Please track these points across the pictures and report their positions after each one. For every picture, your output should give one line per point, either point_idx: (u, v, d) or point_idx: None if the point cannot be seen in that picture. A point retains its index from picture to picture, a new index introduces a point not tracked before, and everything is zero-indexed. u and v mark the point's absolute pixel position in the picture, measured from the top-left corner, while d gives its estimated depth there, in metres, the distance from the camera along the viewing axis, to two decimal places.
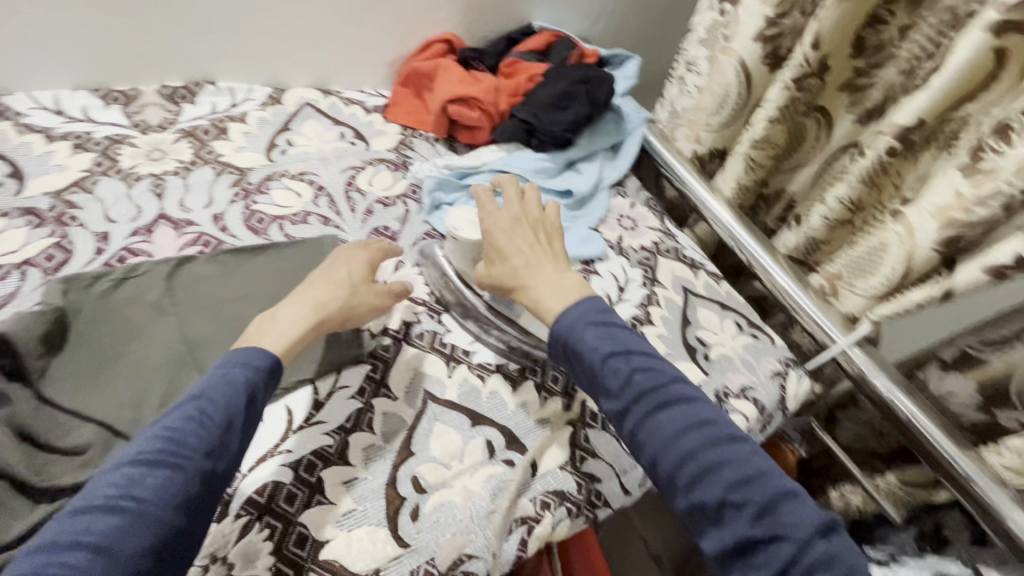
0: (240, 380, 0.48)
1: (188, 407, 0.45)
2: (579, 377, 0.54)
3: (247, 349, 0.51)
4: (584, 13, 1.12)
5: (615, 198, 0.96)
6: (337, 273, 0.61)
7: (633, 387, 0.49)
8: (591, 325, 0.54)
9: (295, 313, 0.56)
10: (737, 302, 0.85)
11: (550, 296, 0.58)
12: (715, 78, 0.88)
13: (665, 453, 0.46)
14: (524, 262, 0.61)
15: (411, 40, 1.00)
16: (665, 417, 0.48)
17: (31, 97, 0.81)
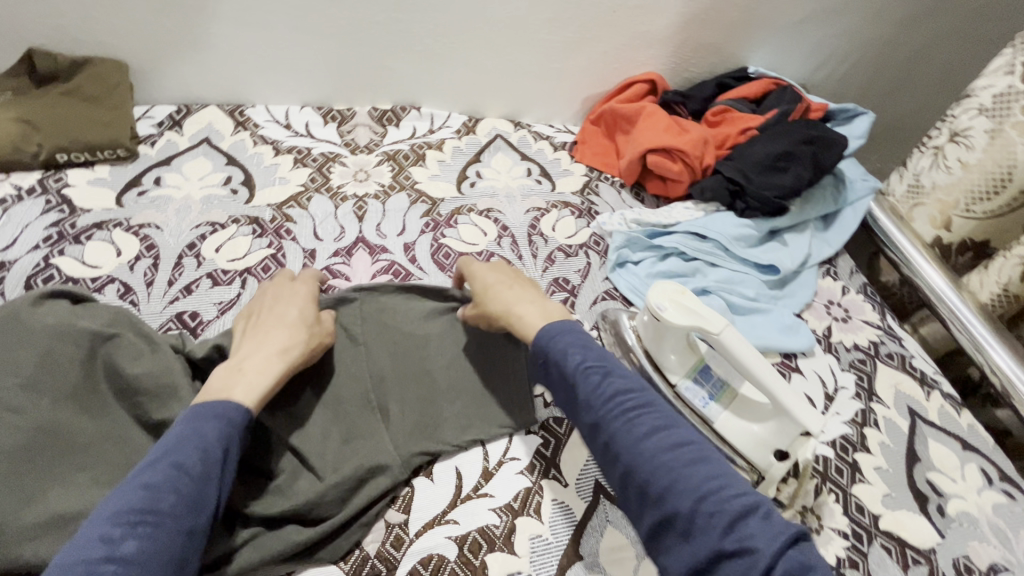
0: (216, 437, 0.43)
1: (165, 461, 0.41)
2: (554, 392, 0.51)
3: (211, 404, 0.45)
4: (810, 57, 0.98)
5: (824, 278, 0.83)
6: (285, 313, 0.56)
7: (605, 395, 0.46)
8: (569, 335, 0.52)
9: (261, 354, 0.51)
10: (983, 441, 0.68)
11: (532, 316, 0.55)
12: (995, 154, 0.72)
13: (637, 463, 0.43)
14: (507, 287, 0.59)
15: (614, 77, 0.95)
16: (637, 427, 0.44)
17: (268, 111, 0.89)
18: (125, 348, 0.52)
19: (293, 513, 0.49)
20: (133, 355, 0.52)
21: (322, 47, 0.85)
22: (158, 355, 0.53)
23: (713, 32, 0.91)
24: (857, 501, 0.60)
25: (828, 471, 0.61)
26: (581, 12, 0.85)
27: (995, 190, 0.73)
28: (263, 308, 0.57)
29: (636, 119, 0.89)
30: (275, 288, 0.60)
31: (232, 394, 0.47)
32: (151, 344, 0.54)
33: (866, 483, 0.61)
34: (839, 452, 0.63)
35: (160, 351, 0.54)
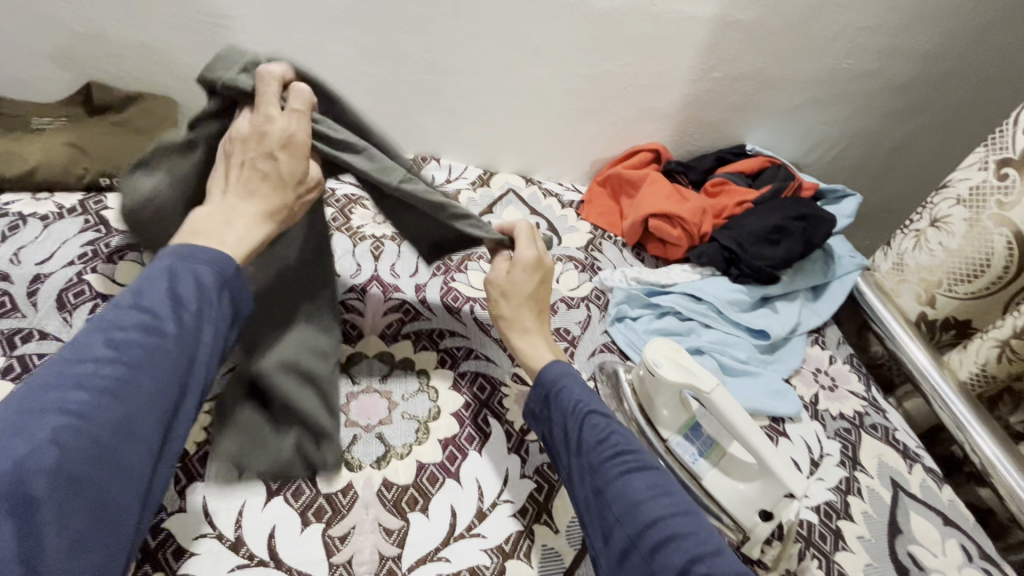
0: (210, 279, 0.46)
1: (161, 290, 0.44)
2: (554, 434, 0.57)
3: (203, 251, 0.47)
4: (802, 139, 1.06)
5: (813, 347, 0.86)
6: (273, 163, 0.52)
7: (609, 443, 0.53)
8: (577, 383, 0.59)
9: (249, 216, 0.51)
10: (964, 517, 0.69)
11: (542, 347, 0.64)
12: (973, 242, 0.77)
13: (631, 516, 0.48)
14: (535, 310, 0.66)
15: (621, 145, 1.02)
16: (635, 481, 0.50)
17: None
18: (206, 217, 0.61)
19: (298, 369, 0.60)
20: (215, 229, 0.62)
21: (356, 99, 0.92)
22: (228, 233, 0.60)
23: (715, 112, 0.99)
24: (839, 569, 0.61)
25: (813, 536, 0.63)
26: (596, 86, 0.93)
27: (977, 273, 0.77)
28: (246, 141, 0.52)
29: (640, 184, 0.96)
30: (265, 114, 0.53)
31: (221, 243, 0.49)
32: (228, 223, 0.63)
33: (849, 551, 0.63)
34: (823, 517, 0.65)
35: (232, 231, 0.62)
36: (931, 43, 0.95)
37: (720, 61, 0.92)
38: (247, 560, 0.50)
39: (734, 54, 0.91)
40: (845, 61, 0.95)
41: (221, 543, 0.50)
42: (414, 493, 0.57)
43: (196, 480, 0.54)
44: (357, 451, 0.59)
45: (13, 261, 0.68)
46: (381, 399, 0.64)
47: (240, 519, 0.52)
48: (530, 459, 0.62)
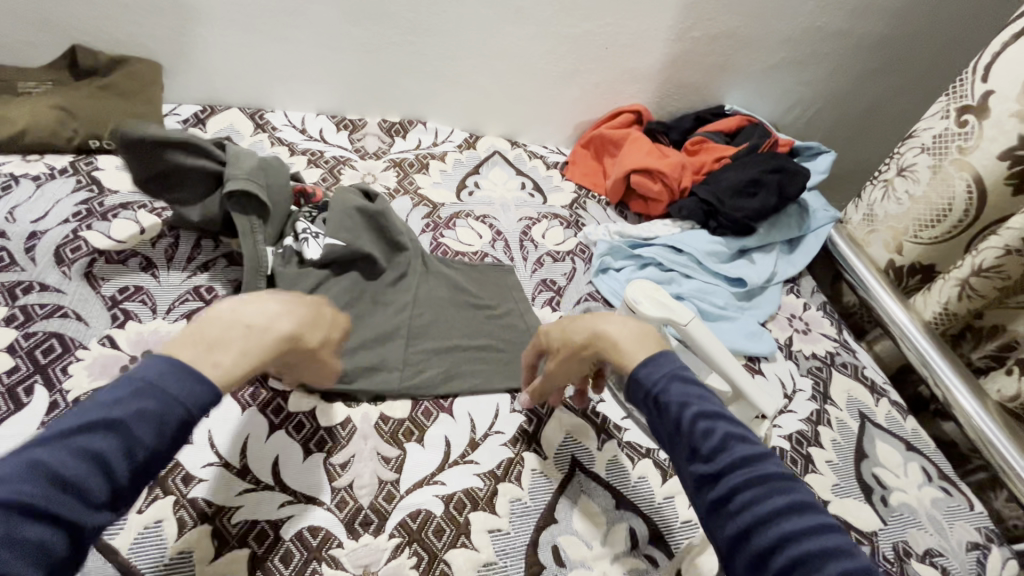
0: (171, 429, 0.36)
1: (94, 441, 0.33)
2: (658, 437, 0.44)
3: (188, 378, 0.37)
4: (779, 99, 1.09)
5: (788, 295, 0.90)
6: (314, 317, 0.51)
7: (727, 453, 0.39)
8: (678, 377, 0.45)
9: (273, 335, 0.45)
10: (926, 444, 0.74)
11: (621, 336, 0.50)
12: (937, 188, 0.79)
13: (770, 544, 0.35)
14: (587, 311, 0.55)
15: (603, 107, 1.05)
16: (766, 495, 0.37)
17: (286, 116, 0.98)
18: (242, 219, 0.65)
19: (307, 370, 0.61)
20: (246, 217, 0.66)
21: (341, 61, 0.93)
22: (267, 246, 0.67)
23: (694, 72, 1.02)
24: (809, 488, 0.65)
25: (784, 460, 0.67)
26: (576, 47, 0.95)
27: (939, 218, 0.80)
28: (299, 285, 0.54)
29: (622, 143, 0.98)
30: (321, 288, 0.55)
31: (215, 365, 0.40)
32: (274, 206, 0.69)
33: (818, 473, 0.67)
34: (795, 444, 0.69)
35: (283, 204, 0.70)
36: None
37: (697, 20, 0.94)
38: (253, 485, 0.53)
39: (711, 12, 0.93)
40: (819, 19, 0.97)
41: (229, 471, 0.53)
42: (410, 426, 0.60)
43: None
44: None
45: (6, 219, 0.69)
46: None
47: (245, 449, 0.55)
48: (518, 395, 0.65)
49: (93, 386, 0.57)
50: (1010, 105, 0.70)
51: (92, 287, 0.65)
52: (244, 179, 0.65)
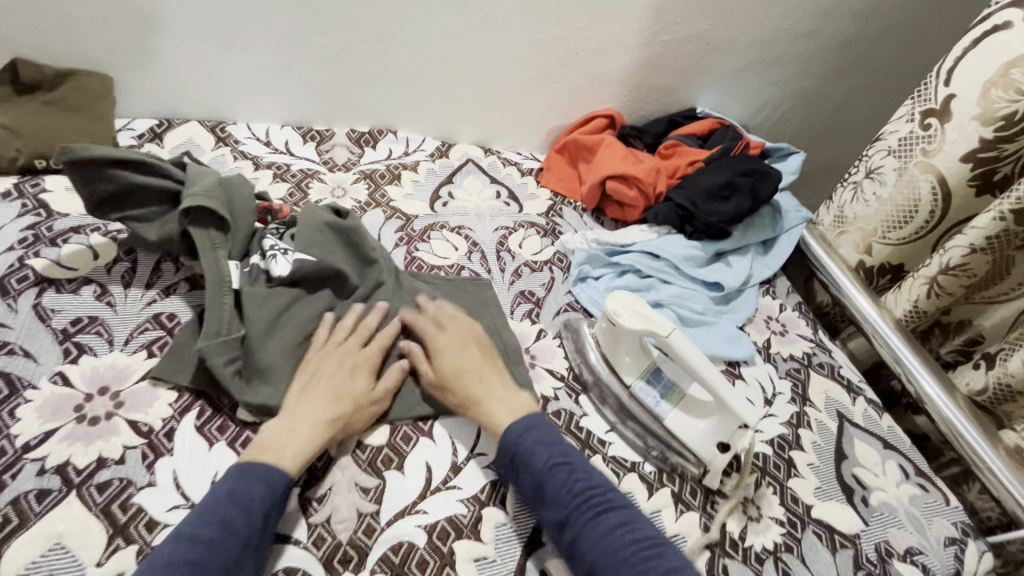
0: (260, 502, 0.48)
1: (211, 521, 0.46)
2: (521, 488, 0.55)
3: (259, 474, 0.50)
4: (749, 100, 1.10)
5: (764, 296, 0.91)
6: (342, 379, 0.58)
7: (573, 496, 0.53)
8: (532, 435, 0.57)
9: (313, 421, 0.54)
10: (902, 442, 0.75)
11: (500, 412, 0.59)
12: (903, 189, 0.80)
13: (607, 561, 0.49)
14: (476, 380, 0.61)
15: (576, 113, 1.04)
16: (603, 525, 0.51)
17: (249, 128, 0.94)
18: (201, 235, 0.62)
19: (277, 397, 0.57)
20: (208, 236, 0.63)
21: (305, 71, 0.90)
22: (230, 262, 0.64)
23: (666, 75, 1.02)
24: (792, 493, 0.66)
25: (767, 466, 0.67)
26: (547, 52, 0.94)
27: (906, 219, 0.81)
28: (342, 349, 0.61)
29: (597, 149, 0.98)
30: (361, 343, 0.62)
31: (279, 459, 0.51)
32: (235, 221, 0.66)
33: (800, 477, 0.67)
34: (777, 449, 0.70)
35: (246, 218, 0.67)
36: (865, 2, 0.99)
37: (666, 24, 0.94)
38: None
39: (680, 16, 0.93)
40: (785, 22, 0.98)
41: None
42: (389, 452, 0.58)
43: (164, 455, 0.54)
44: None
45: None
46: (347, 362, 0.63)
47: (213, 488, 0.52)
48: None
49: (45, 429, 0.53)
50: (971, 108, 0.71)
51: (41, 320, 0.61)
52: (200, 195, 0.62)
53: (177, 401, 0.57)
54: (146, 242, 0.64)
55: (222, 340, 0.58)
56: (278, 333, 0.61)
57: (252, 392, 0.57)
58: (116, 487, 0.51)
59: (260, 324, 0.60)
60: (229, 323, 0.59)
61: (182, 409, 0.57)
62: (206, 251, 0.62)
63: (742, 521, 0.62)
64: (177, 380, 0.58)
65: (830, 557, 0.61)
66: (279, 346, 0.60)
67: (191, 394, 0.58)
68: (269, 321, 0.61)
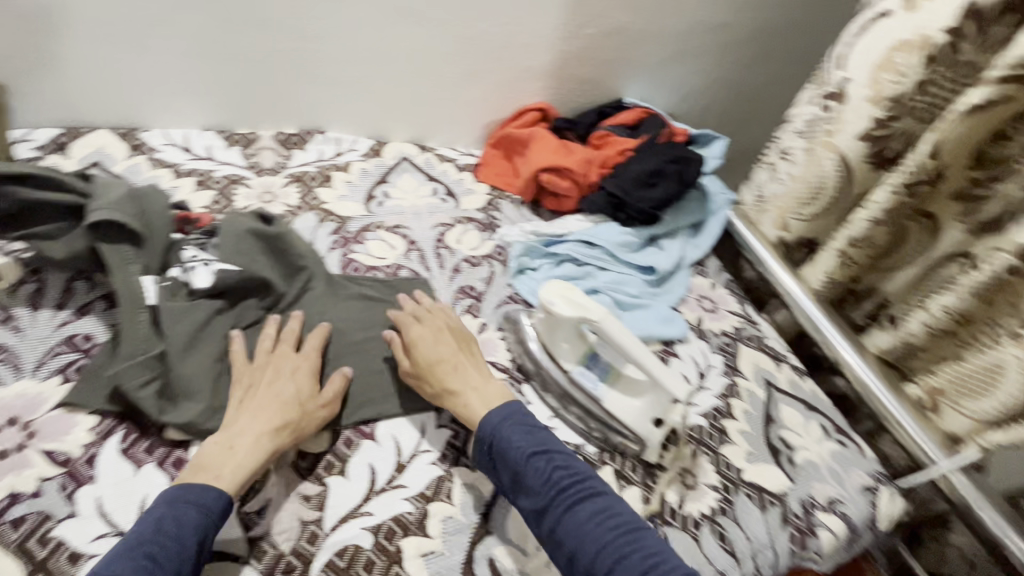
0: (191, 528, 0.46)
1: (137, 555, 0.44)
2: (501, 478, 0.56)
3: (199, 493, 0.49)
4: (674, 89, 1.14)
5: (696, 276, 0.95)
6: (281, 388, 0.57)
7: (552, 484, 0.54)
8: (512, 424, 0.57)
9: (253, 433, 0.53)
10: (823, 403, 0.81)
11: (476, 403, 0.60)
12: (811, 169, 0.86)
13: (585, 549, 0.51)
14: (451, 369, 0.62)
15: (508, 106, 1.05)
16: (582, 513, 0.53)
17: (165, 134, 0.90)
18: (111, 251, 0.60)
19: (205, 412, 0.56)
20: (122, 254, 0.61)
21: (221, 71, 0.87)
22: (146, 276, 0.61)
23: (592, 67, 1.04)
24: (725, 459, 0.70)
25: (702, 437, 0.71)
26: (472, 47, 0.94)
27: (815, 197, 0.87)
28: (287, 359, 0.60)
29: (529, 142, 0.99)
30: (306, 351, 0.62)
31: (217, 477, 0.50)
32: (150, 234, 0.63)
33: (732, 444, 0.72)
34: (711, 420, 0.74)
35: (163, 230, 0.64)
36: None
37: (588, 17, 0.96)
38: None
39: (600, 9, 0.96)
40: (701, 12, 1.03)
41: None
42: (331, 458, 0.58)
43: (86, 483, 0.51)
44: None
45: None
46: None
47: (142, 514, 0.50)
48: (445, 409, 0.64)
49: None
50: (863, 90, 0.77)
51: None
52: (107, 209, 0.60)
53: (97, 426, 0.54)
54: (52, 261, 0.61)
55: (140, 359, 0.56)
56: (197, 344, 0.59)
57: (180, 408, 0.56)
58: (32, 522, 0.48)
59: (181, 339, 0.58)
60: (146, 342, 0.57)
61: (103, 434, 0.54)
62: (120, 271, 0.60)
63: (680, 491, 0.66)
64: (94, 405, 0.55)
65: (760, 515, 0.66)
66: (203, 360, 0.59)
67: (112, 417, 0.55)
68: (191, 335, 0.59)
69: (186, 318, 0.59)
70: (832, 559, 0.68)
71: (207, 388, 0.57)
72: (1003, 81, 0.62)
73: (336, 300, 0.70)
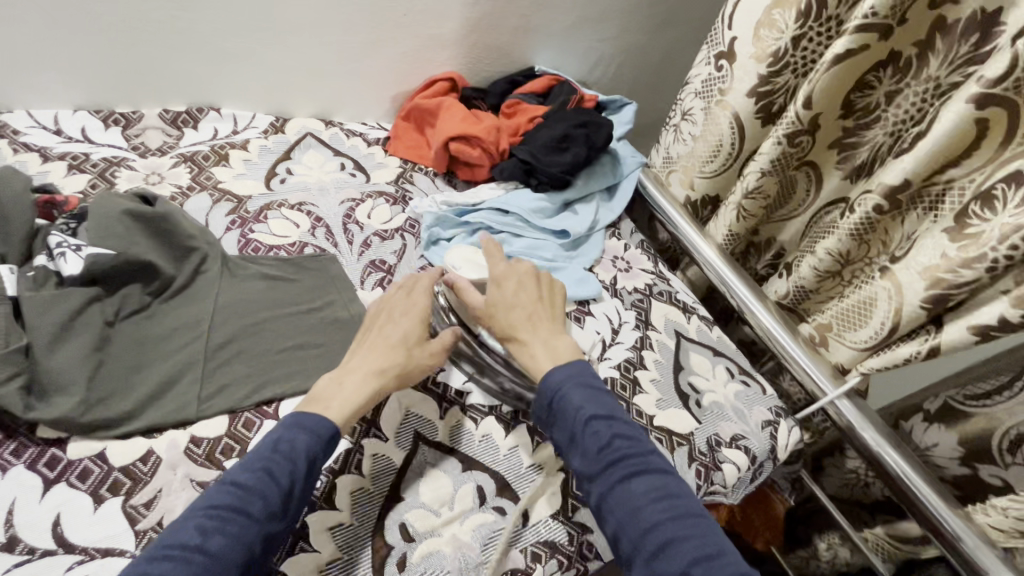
0: (302, 450, 0.49)
1: (261, 465, 0.47)
2: (557, 435, 0.56)
3: (310, 417, 0.51)
4: (584, 57, 1.15)
5: (610, 239, 0.98)
6: (391, 332, 0.60)
7: (610, 451, 0.53)
8: (579, 385, 0.57)
9: (362, 372, 0.56)
10: (729, 348, 0.86)
11: (543, 355, 0.61)
12: (710, 128, 0.89)
13: (633, 522, 0.50)
14: (527, 320, 0.63)
15: (415, 77, 1.02)
16: (638, 487, 0.51)
17: (31, 116, 0.82)
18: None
19: (81, 406, 0.52)
20: None
21: (88, 44, 0.79)
22: (4, 266, 0.56)
23: (499, 34, 1.03)
24: (637, 408, 0.73)
25: (614, 389, 0.74)
26: (370, 14, 0.90)
27: (714, 154, 0.91)
28: (402, 302, 0.64)
29: (438, 112, 0.97)
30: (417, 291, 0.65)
31: (328, 408, 0.53)
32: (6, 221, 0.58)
33: (643, 393, 0.75)
34: (623, 371, 0.76)
35: (23, 218, 0.59)
36: None
37: None
38: (27, 556, 0.46)
39: None
40: None
41: None
42: (229, 442, 0.55)
43: None
44: (151, 414, 0.55)
45: None
46: (162, 359, 0.59)
47: (11, 519, 0.47)
48: None
49: None
50: (749, 48, 0.80)
51: None
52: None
53: None
54: None
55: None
56: (66, 336, 0.54)
57: (50, 404, 0.51)
58: None
59: (46, 331, 0.53)
60: (6, 334, 0.52)
61: None
62: None
63: None
64: None
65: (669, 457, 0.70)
66: (75, 350, 0.54)
67: None
68: (58, 327, 0.54)
69: (52, 309, 0.55)
70: (739, 490, 0.73)
71: (81, 381, 0.53)
72: (861, 28, 0.65)
73: (234, 280, 0.67)
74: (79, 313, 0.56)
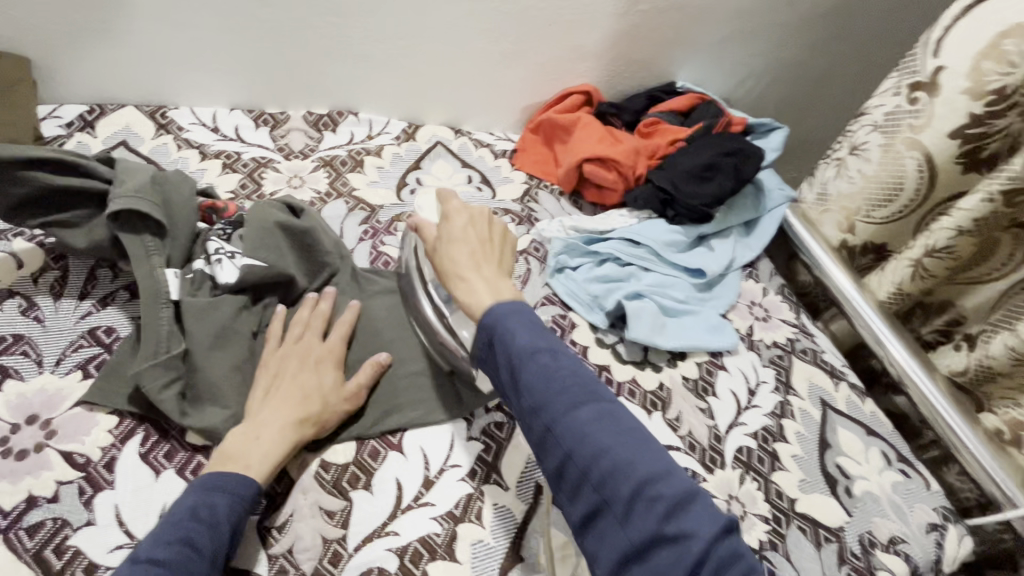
0: (225, 516, 0.46)
1: (183, 534, 0.43)
2: (496, 372, 0.48)
3: (227, 477, 0.47)
4: (731, 74, 1.05)
5: (746, 280, 0.88)
6: (304, 377, 0.55)
7: (551, 377, 0.45)
8: (516, 312, 0.49)
9: (277, 422, 0.51)
10: (884, 427, 0.74)
11: (481, 292, 0.52)
12: (888, 169, 0.77)
13: (578, 450, 0.42)
14: (471, 257, 0.56)
15: (550, 89, 0.97)
16: (585, 414, 0.43)
17: (193, 113, 0.86)
18: (133, 242, 0.57)
19: (225, 418, 0.53)
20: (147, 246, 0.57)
21: (250, 48, 0.82)
22: (169, 269, 0.58)
23: (645, 47, 0.96)
24: (777, 487, 0.65)
25: (751, 461, 0.66)
26: (518, 25, 0.87)
27: (891, 197, 0.77)
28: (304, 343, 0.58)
29: (573, 129, 0.92)
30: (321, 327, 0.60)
31: (247, 466, 0.49)
32: (174, 225, 0.60)
33: (784, 470, 0.66)
34: (761, 442, 0.68)
35: (186, 222, 0.61)
36: None
37: None
38: None
39: None
40: None
41: None
42: (356, 470, 0.55)
43: (105, 489, 0.49)
44: None
45: None
46: None
47: None
48: (476, 420, 0.60)
49: None
50: (961, 82, 0.68)
51: None
52: (131, 196, 0.56)
53: (117, 428, 0.52)
54: (74, 250, 0.59)
55: (162, 360, 0.53)
56: (217, 346, 0.56)
57: (201, 412, 0.53)
58: (49, 530, 0.47)
59: (202, 338, 0.55)
60: (169, 339, 0.54)
61: (123, 436, 0.52)
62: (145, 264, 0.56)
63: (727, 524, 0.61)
64: (116, 407, 0.53)
65: (813, 551, 0.61)
66: (227, 361, 0.56)
67: (133, 419, 0.53)
68: (212, 337, 0.55)
69: (209, 315, 0.56)
70: None
71: (227, 392, 0.54)
72: None
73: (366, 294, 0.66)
74: (229, 321, 0.57)
